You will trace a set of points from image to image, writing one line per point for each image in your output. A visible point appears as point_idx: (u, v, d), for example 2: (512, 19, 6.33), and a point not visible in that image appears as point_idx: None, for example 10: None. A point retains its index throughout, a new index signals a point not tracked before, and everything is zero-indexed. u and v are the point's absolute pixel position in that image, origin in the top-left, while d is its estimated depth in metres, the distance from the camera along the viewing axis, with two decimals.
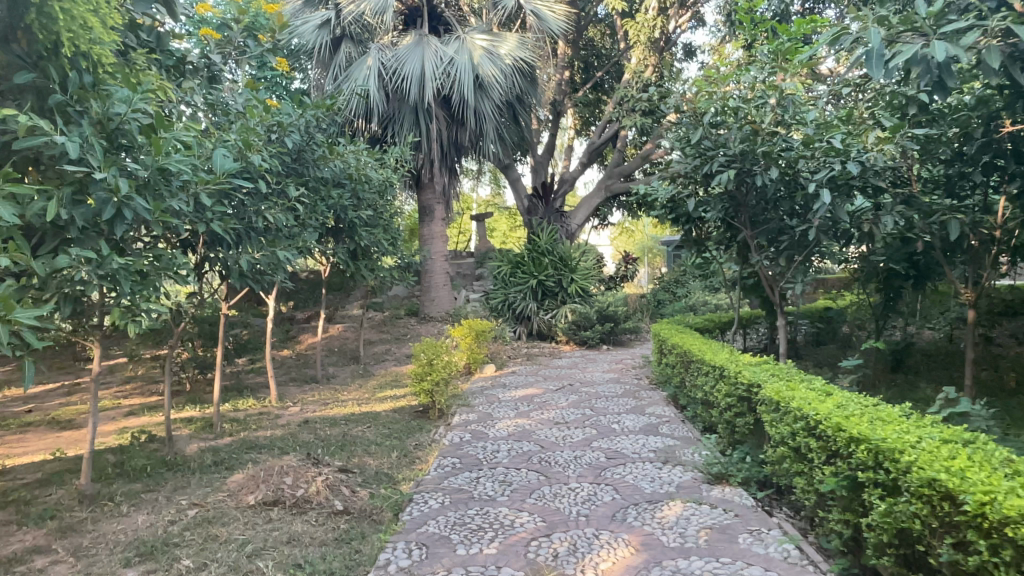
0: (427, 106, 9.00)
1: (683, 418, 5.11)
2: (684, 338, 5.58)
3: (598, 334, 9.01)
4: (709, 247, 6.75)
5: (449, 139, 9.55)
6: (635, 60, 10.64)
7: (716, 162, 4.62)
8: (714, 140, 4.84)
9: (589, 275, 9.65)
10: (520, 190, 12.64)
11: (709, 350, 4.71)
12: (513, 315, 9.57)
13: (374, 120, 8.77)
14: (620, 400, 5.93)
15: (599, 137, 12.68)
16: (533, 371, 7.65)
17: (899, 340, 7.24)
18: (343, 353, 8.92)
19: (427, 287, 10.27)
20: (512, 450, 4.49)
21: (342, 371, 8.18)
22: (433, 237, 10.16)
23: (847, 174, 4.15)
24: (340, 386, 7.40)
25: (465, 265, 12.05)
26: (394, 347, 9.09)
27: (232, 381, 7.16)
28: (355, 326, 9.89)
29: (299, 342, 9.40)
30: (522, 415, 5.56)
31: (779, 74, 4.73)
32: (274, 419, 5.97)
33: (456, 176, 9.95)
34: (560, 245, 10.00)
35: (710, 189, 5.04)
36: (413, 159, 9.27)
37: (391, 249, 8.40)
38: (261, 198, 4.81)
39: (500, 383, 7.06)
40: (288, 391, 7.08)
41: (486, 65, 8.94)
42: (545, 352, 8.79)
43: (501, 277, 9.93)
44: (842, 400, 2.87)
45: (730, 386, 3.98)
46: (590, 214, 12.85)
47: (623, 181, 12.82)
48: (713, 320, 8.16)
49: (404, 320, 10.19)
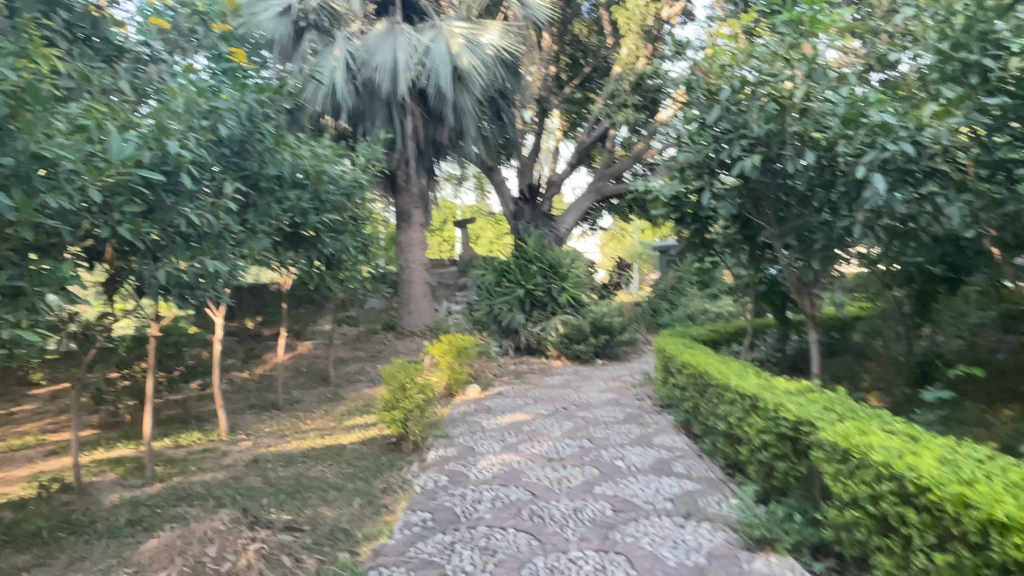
0: (401, 101, 8.21)
1: (699, 452, 4.30)
2: (697, 356, 4.76)
3: (591, 348, 8.22)
4: (718, 250, 5.97)
5: (427, 138, 8.76)
6: (626, 52, 9.85)
7: (738, 146, 3.84)
8: (734, 122, 4.05)
9: (581, 283, 8.88)
10: (505, 194, 11.86)
11: (730, 373, 3.91)
12: (498, 328, 8.74)
13: (343, 115, 7.97)
14: (622, 427, 5.12)
15: (588, 136, 11.88)
16: (521, 392, 6.81)
17: (928, 350, 6.49)
18: (310, 374, 8.05)
19: (404, 298, 9.41)
20: (497, 501, 3.66)
21: (308, 395, 7.32)
22: (411, 245, 9.33)
23: (902, 157, 3.38)
24: (303, 413, 6.54)
25: (447, 273, 11.21)
26: (367, 366, 8.24)
27: (179, 410, 6.28)
28: (326, 343, 9.03)
29: (263, 361, 8.52)
30: (509, 450, 4.72)
31: (808, 42, 3.97)
32: (220, 458, 5.12)
33: (434, 178, 9.15)
34: (549, 251, 9.21)
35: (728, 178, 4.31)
36: (387, 159, 8.46)
37: (362, 257, 7.57)
38: (189, 197, 3.98)
39: (484, 406, 6.23)
40: (243, 421, 6.22)
41: (465, 54, 8.16)
42: (534, 368, 7.97)
43: (485, 287, 9.13)
44: (944, 453, 2.10)
45: (766, 420, 3.18)
46: (580, 218, 12.05)
47: (614, 183, 12.06)
48: (718, 331, 7.39)
49: (379, 336, 9.33)
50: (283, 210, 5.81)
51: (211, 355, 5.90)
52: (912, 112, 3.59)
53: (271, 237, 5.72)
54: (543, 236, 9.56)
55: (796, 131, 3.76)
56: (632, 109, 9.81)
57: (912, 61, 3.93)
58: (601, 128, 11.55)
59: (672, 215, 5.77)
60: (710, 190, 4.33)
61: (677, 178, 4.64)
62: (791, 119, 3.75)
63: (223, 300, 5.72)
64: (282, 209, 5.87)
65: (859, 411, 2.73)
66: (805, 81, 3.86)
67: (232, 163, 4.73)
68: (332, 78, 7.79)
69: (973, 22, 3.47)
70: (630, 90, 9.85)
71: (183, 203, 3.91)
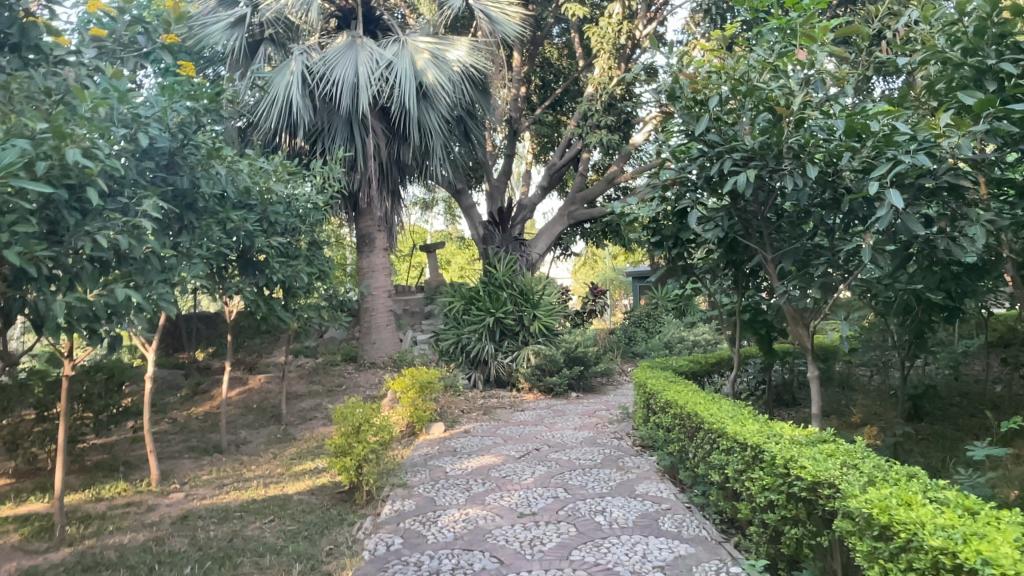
0: (362, 118, 7.75)
1: (687, 504, 3.81)
2: (682, 394, 4.29)
3: (565, 380, 7.72)
4: (700, 277, 5.55)
5: (391, 157, 8.29)
6: (599, 71, 9.50)
7: (729, 160, 3.43)
8: (723, 133, 3.65)
9: (553, 311, 8.42)
10: (475, 218, 11.40)
11: (723, 416, 3.45)
12: (466, 358, 8.21)
13: (299, 132, 7.48)
14: (601, 472, 4.62)
15: (560, 158, 11.49)
16: (490, 430, 6.26)
17: (920, 382, 6.13)
18: (261, 412, 7.40)
19: (367, 327, 8.83)
20: (458, 572, 3.12)
21: (256, 435, 6.68)
22: (373, 271, 8.77)
23: (916, 170, 2.99)
24: (247, 457, 5.90)
25: (413, 301, 10.67)
26: (324, 402, 7.62)
27: (106, 456, 5.60)
28: (281, 376, 8.40)
29: (210, 397, 7.86)
30: (474, 502, 4.17)
31: (803, 47, 3.61)
32: (144, 514, 4.49)
33: (399, 200, 8.67)
34: (520, 277, 8.73)
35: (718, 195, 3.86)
36: (348, 179, 7.97)
37: (318, 284, 7.00)
38: (101, 215, 3.43)
39: (449, 448, 5.67)
40: (178, 467, 5.56)
41: (431, 70, 7.76)
42: (504, 403, 7.42)
43: (452, 315, 8.60)
44: (1019, 537, 1.65)
45: (771, 476, 2.70)
46: (552, 243, 11.63)
47: (586, 207, 11.68)
48: (700, 362, 6.95)
49: (339, 368, 8.72)
50: (225, 232, 5.25)
51: (140, 395, 5.26)
52: (921, 120, 3.23)
53: (209, 263, 5.15)
54: (513, 261, 9.08)
55: (796, 142, 3.31)
56: (605, 130, 9.47)
57: (915, 67, 3.57)
58: (573, 150, 11.19)
59: (651, 238, 5.35)
60: (696, 210, 3.88)
61: (659, 198, 4.22)
62: (788, 127, 3.34)
63: (156, 333, 5.11)
64: (224, 230, 5.31)
65: (889, 469, 2.27)
66: (801, 87, 3.48)
67: (159, 177, 4.18)
68: (286, 93, 7.32)
69: (986, 23, 3.12)
70: (602, 110, 9.52)
71: (91, 221, 3.36)
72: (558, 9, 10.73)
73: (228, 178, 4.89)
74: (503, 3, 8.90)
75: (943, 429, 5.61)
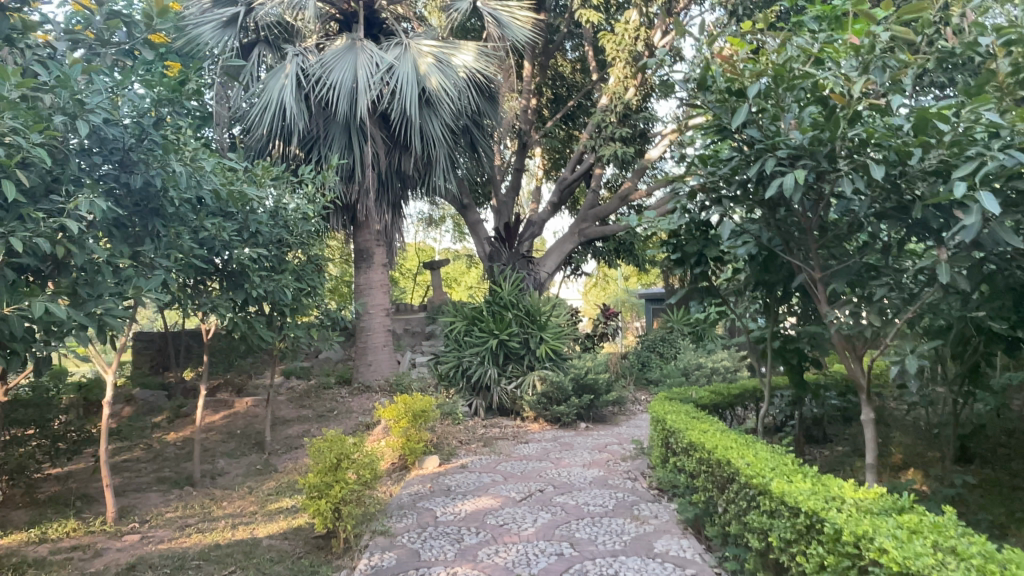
0: (361, 125, 7.29)
1: (717, 571, 3.19)
2: (708, 435, 3.70)
3: (574, 410, 7.12)
4: (726, 300, 4.96)
5: (391, 168, 7.81)
6: (614, 80, 8.98)
7: (773, 159, 2.87)
8: (764, 130, 3.10)
9: (562, 334, 7.85)
10: (482, 235, 10.88)
11: (761, 468, 2.86)
12: (467, 384, 7.64)
13: (293, 140, 7.03)
14: (613, 522, 4.01)
15: (571, 173, 10.96)
16: (489, 465, 5.66)
17: (971, 420, 5.48)
18: (243, 439, 6.85)
19: (362, 348, 8.25)
20: None
21: (235, 466, 6.12)
22: (370, 288, 8.25)
23: (1011, 170, 2.42)
24: (220, 492, 5.33)
25: (414, 321, 10.12)
26: (313, 429, 7.06)
27: (62, 489, 5.05)
28: (269, 400, 7.86)
29: (192, 422, 7.33)
30: (464, 559, 3.57)
31: (858, 28, 3.06)
32: (89, 560, 3.92)
33: (400, 214, 8.17)
34: (527, 296, 8.16)
35: (754, 199, 3.31)
36: (345, 191, 7.49)
37: (307, 301, 6.46)
38: (25, 216, 2.91)
39: (443, 486, 5.08)
40: (141, 503, 5.01)
41: (434, 74, 7.29)
42: (507, 434, 6.81)
43: (453, 336, 8.02)
44: None
45: (834, 556, 2.11)
46: (561, 262, 11.07)
47: (599, 224, 11.14)
48: (722, 393, 6.33)
49: (332, 391, 8.15)
50: (198, 242, 4.74)
51: (98, 421, 4.72)
52: (1012, 110, 2.65)
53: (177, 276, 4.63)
54: (519, 280, 8.51)
55: (856, 137, 2.75)
56: (620, 143, 8.92)
57: (994, 54, 3.00)
58: (586, 165, 10.67)
59: (670, 256, 4.77)
60: (727, 219, 3.34)
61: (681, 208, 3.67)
62: (846, 118, 2.78)
63: (117, 353, 4.58)
64: (196, 239, 4.79)
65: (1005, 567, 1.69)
66: (859, 72, 2.92)
67: (111, 175, 3.67)
68: (280, 98, 6.88)
69: None
70: (617, 122, 8.99)
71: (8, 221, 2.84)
72: (571, 19, 10.28)
73: (197, 181, 4.38)
74: (513, 6, 8.46)
75: (1001, 476, 4.95)
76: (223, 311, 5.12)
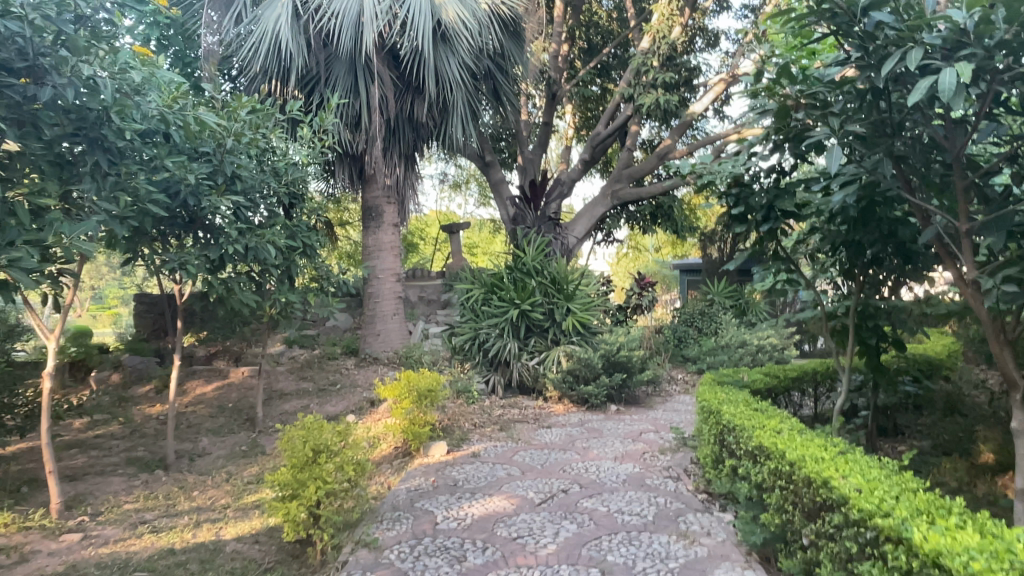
0: (367, 62, 6.42)
1: None
2: (786, 440, 2.82)
3: (603, 390, 6.28)
4: (796, 267, 4.04)
5: (403, 114, 6.93)
6: (656, 18, 7.94)
7: (922, 47, 1.96)
8: (895, 16, 2.19)
9: (591, 304, 6.99)
10: (505, 195, 9.98)
11: (884, 502, 2.00)
12: (484, 358, 6.85)
13: (290, 78, 6.21)
14: (655, 541, 3.17)
15: (605, 129, 9.97)
16: (505, 455, 4.87)
17: None
18: (233, 415, 6.18)
19: (370, 316, 7.44)
20: None
21: (218, 446, 5.45)
22: (380, 250, 7.43)
23: None
24: (193, 480, 4.64)
25: (430, 287, 9.34)
26: (311, 404, 6.34)
27: (10, 471, 4.39)
28: (267, 370, 7.16)
29: (180, 394, 6.66)
30: None
31: None
32: (9, 568, 3.22)
33: (412, 167, 7.31)
34: (552, 262, 7.28)
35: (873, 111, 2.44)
36: (351, 139, 6.65)
37: (301, 261, 5.67)
38: None
39: (448, 480, 4.29)
40: (99, 492, 4.33)
41: (451, 4, 6.38)
42: (526, 416, 6.02)
43: (470, 306, 7.20)
44: None
45: None
46: (591, 227, 10.14)
47: (633, 185, 10.17)
48: (777, 376, 5.44)
49: (336, 362, 7.41)
50: (155, 185, 3.95)
51: (41, 396, 4.02)
52: None
53: (130, 225, 3.86)
54: (545, 244, 7.62)
55: None
56: (661, 90, 7.90)
57: None
58: (622, 118, 9.66)
59: (729, 209, 3.86)
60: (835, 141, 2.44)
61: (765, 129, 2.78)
62: None
63: (60, 316, 3.85)
64: (156, 182, 4.02)
65: None
66: None
67: (15, 87, 2.88)
68: (276, 29, 6.04)
69: None
70: (659, 68, 7.97)
71: None
72: None
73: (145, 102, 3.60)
74: None
75: None
76: (193, 269, 4.36)
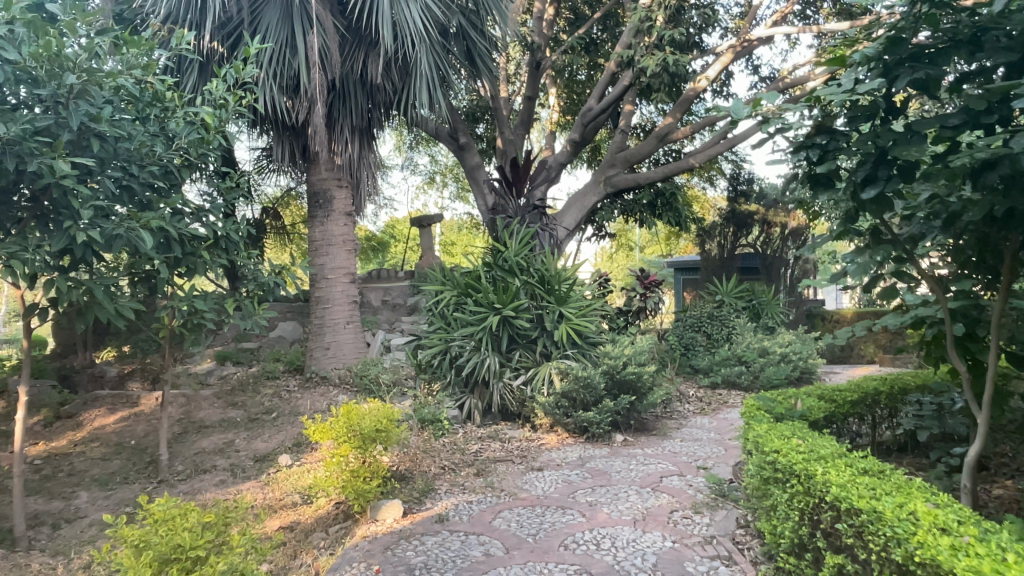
0: (304, 6, 5.15)
1: None
2: (995, 565, 1.54)
3: (607, 415, 4.99)
4: (906, 253, 2.75)
5: (352, 73, 5.65)
6: None
7: None
8: None
9: (588, 308, 5.71)
10: (482, 183, 8.67)
11: None
12: (457, 376, 5.54)
13: (205, 23, 4.92)
14: None
15: (596, 104, 8.61)
16: (484, 515, 3.56)
17: None
18: (134, 456, 4.80)
19: (317, 326, 6.06)
20: None
21: (101, 504, 4.06)
22: (329, 245, 6.08)
23: None
24: (39, 566, 3.26)
25: (395, 289, 8.02)
26: (236, 440, 4.97)
27: None
28: (188, 395, 5.79)
29: (73, 428, 5.28)
30: None
31: None
32: None
33: (367, 142, 6.02)
34: (539, 257, 5.98)
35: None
36: (287, 103, 5.36)
37: (210, 256, 4.30)
38: None
39: (400, 566, 2.96)
40: None
41: None
42: (512, 452, 4.72)
43: (439, 312, 5.88)
44: None
45: None
46: (582, 219, 8.87)
47: (629, 169, 8.92)
48: (835, 402, 4.19)
49: (277, 381, 6.05)
50: None
51: None
52: None
53: None
54: (530, 236, 6.27)
55: None
56: (667, 50, 6.63)
57: None
58: (617, 90, 8.35)
59: (811, 170, 2.59)
60: None
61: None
62: None
63: None
64: None
65: None
66: None
67: None
68: None
69: None
70: (664, 25, 6.74)
71: None
72: None
73: None
74: None
75: None
76: (23, 265, 3.00)
